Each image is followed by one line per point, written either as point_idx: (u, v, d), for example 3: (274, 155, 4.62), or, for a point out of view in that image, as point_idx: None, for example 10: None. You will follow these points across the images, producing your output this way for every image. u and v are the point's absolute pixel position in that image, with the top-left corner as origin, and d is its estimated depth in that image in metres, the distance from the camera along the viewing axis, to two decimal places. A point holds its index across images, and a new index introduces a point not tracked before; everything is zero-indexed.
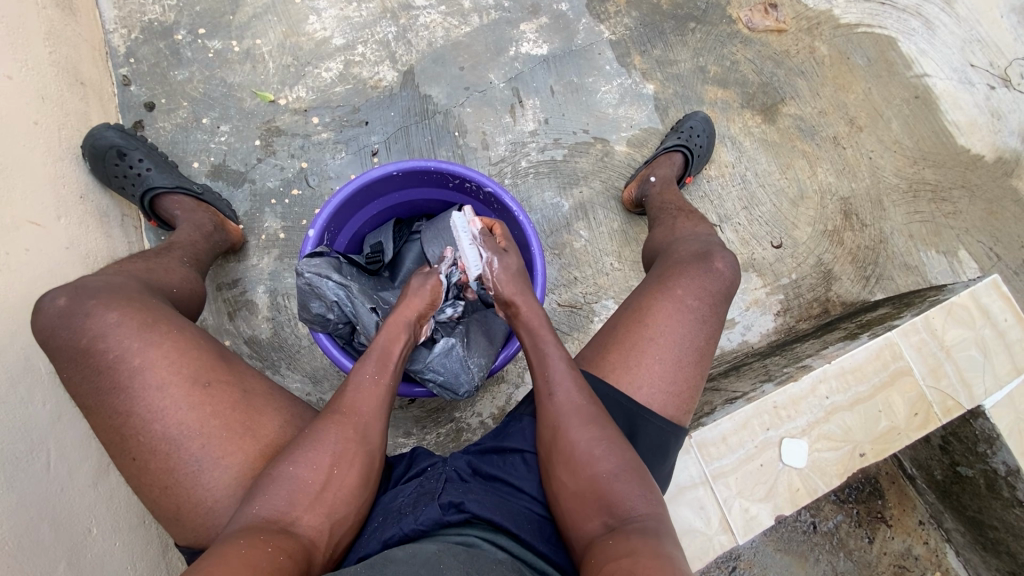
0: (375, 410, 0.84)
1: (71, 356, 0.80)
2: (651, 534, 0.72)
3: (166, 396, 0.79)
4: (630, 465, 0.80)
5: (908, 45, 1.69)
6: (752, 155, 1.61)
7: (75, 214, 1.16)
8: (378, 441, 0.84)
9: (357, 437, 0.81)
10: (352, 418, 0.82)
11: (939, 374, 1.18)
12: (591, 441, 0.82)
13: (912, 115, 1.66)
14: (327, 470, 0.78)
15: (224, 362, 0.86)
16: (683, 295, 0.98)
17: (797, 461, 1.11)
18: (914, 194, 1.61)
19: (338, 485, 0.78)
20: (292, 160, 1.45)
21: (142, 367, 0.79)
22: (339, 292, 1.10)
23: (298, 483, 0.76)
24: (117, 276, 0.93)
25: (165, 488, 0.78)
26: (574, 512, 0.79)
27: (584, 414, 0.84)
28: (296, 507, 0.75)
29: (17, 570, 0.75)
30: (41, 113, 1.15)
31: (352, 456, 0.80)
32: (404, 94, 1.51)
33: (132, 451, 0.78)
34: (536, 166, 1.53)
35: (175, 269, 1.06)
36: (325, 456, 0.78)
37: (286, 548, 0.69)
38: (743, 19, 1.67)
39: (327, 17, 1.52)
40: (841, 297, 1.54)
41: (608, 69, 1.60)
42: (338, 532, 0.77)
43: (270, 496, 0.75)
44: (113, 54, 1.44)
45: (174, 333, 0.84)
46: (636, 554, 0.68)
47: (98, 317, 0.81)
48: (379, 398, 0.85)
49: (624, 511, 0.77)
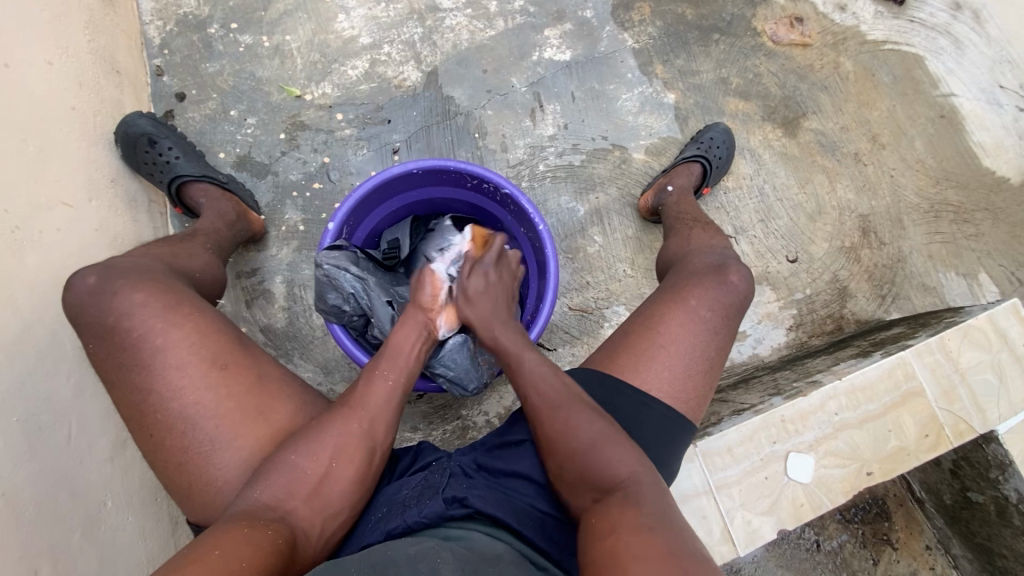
0: (382, 408, 0.86)
1: (98, 332, 0.83)
2: (636, 504, 0.73)
3: (185, 376, 0.81)
4: (610, 432, 0.81)
5: (935, 64, 1.67)
6: (771, 168, 1.61)
7: (106, 198, 1.20)
8: (384, 438, 0.85)
9: (360, 433, 0.83)
10: (358, 413, 0.84)
11: (953, 397, 1.17)
12: (570, 414, 0.82)
13: (936, 134, 1.64)
14: (327, 464, 0.80)
15: (242, 346, 0.88)
16: (695, 305, 0.99)
17: (803, 477, 1.10)
18: (935, 214, 1.60)
19: (336, 478, 0.80)
20: (315, 154, 1.48)
21: (164, 347, 0.82)
22: (356, 284, 1.14)
23: (297, 472, 0.78)
24: (145, 257, 0.96)
25: (180, 465, 0.81)
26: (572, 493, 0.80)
27: (557, 404, 0.84)
28: (292, 496, 0.77)
29: (35, 536, 0.78)
30: (78, 99, 1.19)
31: (354, 450, 0.81)
32: (427, 94, 1.53)
33: (150, 428, 0.81)
34: (553, 170, 1.55)
35: (198, 254, 1.09)
36: (328, 448, 0.81)
37: (280, 534, 0.71)
38: (767, 32, 1.67)
39: (355, 17, 1.55)
40: (855, 314, 1.52)
41: (630, 76, 1.61)
42: (333, 520, 0.78)
43: (270, 483, 0.77)
44: (149, 45, 1.49)
45: (196, 316, 0.86)
46: (616, 531, 0.69)
47: (124, 297, 0.84)
48: (387, 396, 0.87)
49: (609, 481, 0.77)
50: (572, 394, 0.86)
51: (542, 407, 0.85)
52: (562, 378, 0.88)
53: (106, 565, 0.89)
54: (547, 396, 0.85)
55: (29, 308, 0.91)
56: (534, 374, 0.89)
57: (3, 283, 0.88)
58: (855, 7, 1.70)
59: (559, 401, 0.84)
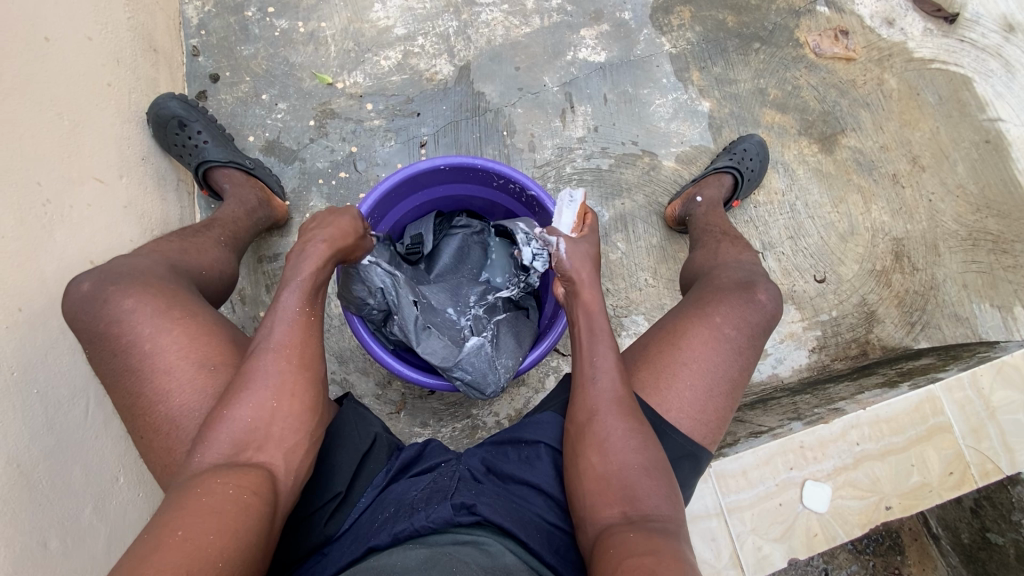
0: (300, 334, 0.81)
1: (92, 337, 0.84)
2: (670, 539, 0.73)
3: (172, 380, 0.81)
4: (651, 464, 0.80)
5: (983, 86, 1.62)
6: (804, 185, 1.57)
7: (136, 176, 1.21)
8: (318, 364, 0.82)
9: (292, 369, 0.78)
10: (283, 352, 0.79)
11: (981, 435, 1.12)
12: (611, 422, 0.82)
13: (980, 160, 1.59)
14: (270, 408, 0.76)
15: (234, 348, 0.87)
16: (721, 322, 0.96)
17: (818, 506, 1.07)
18: (973, 243, 1.54)
19: (284, 420, 0.76)
20: (343, 143, 1.48)
21: (153, 352, 0.82)
22: (385, 278, 1.11)
23: (240, 424, 0.74)
24: (148, 257, 0.96)
25: (166, 466, 0.79)
26: (597, 506, 0.78)
27: (618, 407, 0.83)
28: (246, 450, 0.74)
29: (48, 509, 0.79)
30: (115, 76, 1.20)
31: (292, 386, 0.78)
32: (458, 88, 1.52)
33: (141, 430, 0.81)
34: (580, 173, 1.52)
35: (209, 249, 1.09)
36: (264, 394, 0.76)
37: (250, 483, 0.70)
38: (811, 43, 1.62)
39: (391, 7, 1.54)
40: (882, 340, 1.48)
41: (665, 82, 1.58)
42: (296, 458, 0.77)
43: (214, 442, 0.73)
44: (187, 25, 1.49)
45: (186, 318, 0.86)
46: (657, 553, 0.69)
47: (116, 302, 0.84)
48: (301, 324, 0.81)
49: (644, 506, 0.77)
50: (632, 400, 0.85)
51: (597, 403, 0.84)
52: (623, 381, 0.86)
53: (114, 541, 0.90)
54: (602, 391, 0.84)
55: (55, 283, 0.92)
56: (598, 363, 0.87)
57: (31, 256, 0.89)
58: (904, 23, 1.64)
59: (615, 398, 0.84)
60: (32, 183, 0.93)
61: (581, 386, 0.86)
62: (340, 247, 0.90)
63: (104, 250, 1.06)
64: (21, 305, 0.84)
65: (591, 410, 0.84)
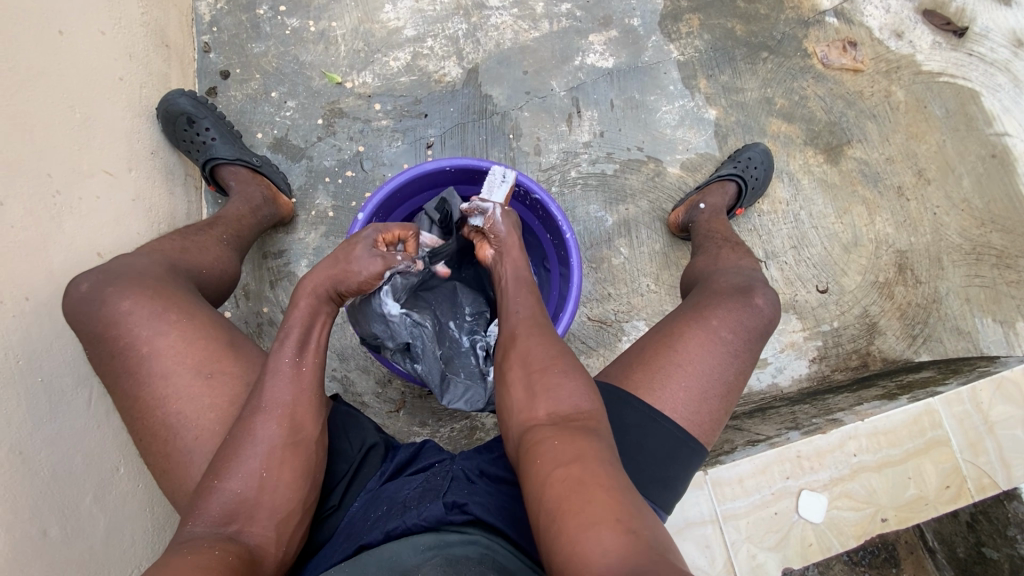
0: (301, 395, 0.80)
1: (91, 337, 0.85)
2: (594, 437, 0.73)
3: (169, 386, 0.83)
4: (575, 374, 0.80)
5: (991, 101, 1.62)
6: (809, 195, 1.57)
7: (145, 169, 1.22)
8: (310, 425, 0.80)
9: (285, 433, 0.77)
10: (274, 414, 0.77)
11: (979, 449, 1.12)
12: (535, 342, 0.85)
13: (985, 174, 1.59)
14: (261, 476, 0.75)
15: (232, 352, 0.88)
16: (716, 325, 0.97)
17: (814, 516, 1.07)
18: (976, 257, 1.54)
19: (276, 487, 0.76)
20: (350, 142, 1.49)
21: (149, 356, 0.84)
22: (412, 328, 1.06)
23: (231, 494, 0.73)
24: (147, 257, 0.96)
25: (165, 471, 0.82)
26: (523, 415, 0.79)
27: (536, 331, 0.86)
28: (235, 517, 0.73)
29: (49, 497, 0.80)
30: (127, 71, 1.22)
31: (282, 454, 0.77)
32: (466, 91, 1.53)
33: (139, 433, 0.84)
34: (585, 177, 1.53)
35: (209, 248, 1.10)
36: (256, 459, 0.75)
37: (231, 552, 0.69)
38: (819, 54, 1.63)
39: (402, 8, 1.56)
40: (883, 352, 1.48)
41: (671, 89, 1.58)
42: (286, 530, 0.76)
43: (205, 510, 0.72)
44: (199, 21, 1.51)
45: (183, 321, 0.87)
46: (581, 459, 0.69)
47: (112, 304, 0.85)
48: (300, 385, 0.80)
49: (567, 407, 0.77)
50: (548, 324, 0.89)
51: (516, 330, 0.88)
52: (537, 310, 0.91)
53: (114, 531, 0.91)
54: (521, 319, 0.89)
55: (62, 274, 0.93)
56: (517, 298, 0.92)
57: (40, 246, 0.90)
58: (913, 35, 1.64)
59: (532, 326, 0.88)
60: (43, 174, 0.94)
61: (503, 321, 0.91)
62: (340, 278, 0.87)
63: (112, 243, 1.07)
64: (29, 294, 0.86)
65: (513, 335, 0.87)
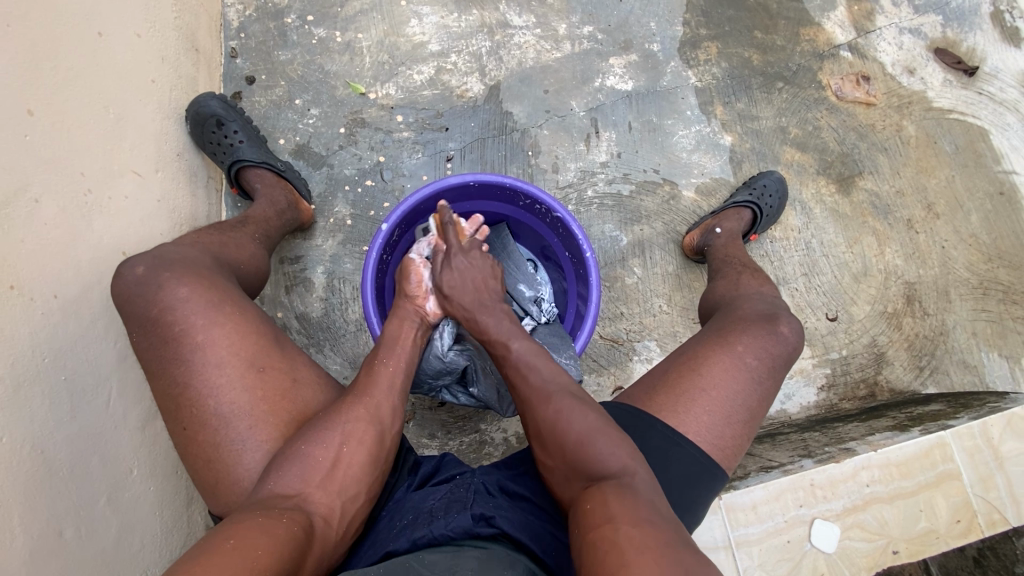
0: (387, 393, 0.90)
1: (142, 322, 0.85)
2: (629, 490, 0.72)
3: (223, 376, 0.83)
4: (601, 427, 0.81)
5: (999, 139, 1.65)
6: (820, 224, 1.59)
7: (171, 170, 1.23)
8: (389, 423, 0.87)
9: (368, 418, 0.85)
10: (366, 400, 0.87)
11: (990, 485, 1.13)
12: (554, 405, 0.84)
13: (993, 211, 1.62)
14: (338, 449, 0.81)
15: (280, 350, 0.90)
16: (742, 351, 0.98)
17: (826, 545, 1.08)
18: (983, 291, 1.56)
19: (349, 462, 0.81)
20: (371, 152, 1.50)
21: (205, 344, 0.83)
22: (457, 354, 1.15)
23: (314, 462, 0.79)
24: (190, 246, 0.97)
25: (208, 461, 0.82)
26: (562, 483, 0.80)
27: (546, 394, 0.86)
28: (308, 485, 0.77)
29: (66, 495, 0.80)
30: (160, 73, 1.23)
31: (364, 437, 0.83)
32: (488, 107, 1.55)
33: (183, 421, 0.83)
34: (601, 197, 1.55)
35: (246, 245, 1.11)
36: (338, 435, 0.82)
37: (297, 521, 0.71)
38: (832, 86, 1.66)
39: (427, 23, 1.58)
40: (890, 383, 1.49)
41: (689, 114, 1.61)
42: (351, 509, 0.80)
43: (286, 473, 0.77)
44: (227, 27, 1.53)
45: (237, 315, 0.87)
46: (615, 519, 0.68)
47: (170, 290, 0.85)
48: (390, 381, 0.91)
49: (602, 469, 0.77)
50: (570, 384, 0.88)
51: (531, 396, 0.87)
52: (556, 372, 0.90)
53: (124, 534, 0.89)
54: (535, 385, 0.88)
55: (89, 272, 0.93)
56: (531, 363, 0.91)
57: (71, 243, 0.91)
58: (925, 72, 1.68)
59: (550, 392, 0.86)
60: (76, 173, 0.95)
61: (519, 380, 0.90)
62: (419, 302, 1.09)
63: (137, 242, 1.07)
64: (57, 291, 0.86)
65: (529, 404, 0.87)
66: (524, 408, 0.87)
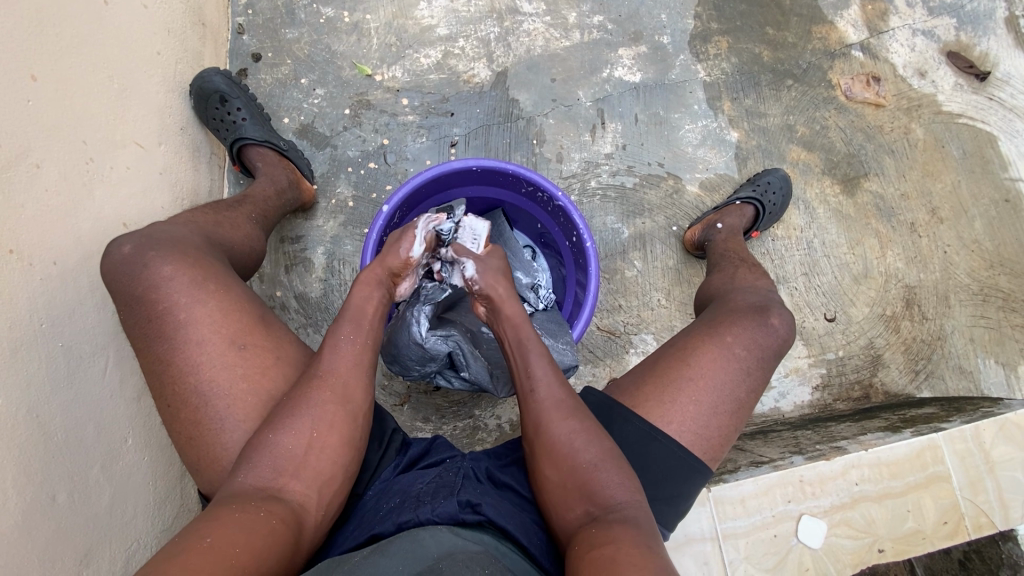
0: (354, 370, 0.87)
1: (128, 299, 0.85)
2: (636, 526, 0.73)
3: (203, 354, 0.84)
4: (609, 456, 0.81)
5: (1007, 146, 1.64)
6: (823, 224, 1.58)
7: (174, 144, 1.23)
8: (360, 401, 0.86)
9: (337, 400, 0.84)
10: (333, 382, 0.85)
11: (978, 489, 1.14)
12: (567, 426, 0.83)
13: (998, 218, 1.61)
14: (311, 436, 0.80)
15: (263, 326, 0.90)
16: (731, 342, 0.98)
17: (812, 541, 1.08)
18: (983, 298, 1.56)
19: (322, 447, 0.81)
20: (375, 135, 1.50)
21: (186, 321, 0.84)
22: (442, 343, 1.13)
23: (287, 448, 0.79)
24: (184, 226, 0.97)
25: (190, 438, 0.83)
26: (560, 497, 0.80)
27: (559, 412, 0.85)
28: (283, 475, 0.77)
29: (60, 462, 0.81)
30: (165, 46, 1.23)
31: (334, 418, 0.83)
32: (493, 93, 1.54)
33: (167, 399, 0.84)
34: (604, 188, 1.54)
35: (241, 224, 1.11)
36: (308, 421, 0.81)
37: (274, 514, 0.72)
38: (842, 86, 1.65)
39: (436, 7, 1.57)
40: (885, 385, 1.49)
41: (696, 108, 1.60)
42: (326, 494, 0.80)
43: (258, 460, 0.78)
44: (235, 3, 1.52)
45: (220, 292, 0.88)
46: (616, 540, 0.71)
47: (154, 268, 0.85)
48: (357, 357, 0.89)
49: (606, 501, 0.78)
50: (577, 402, 0.87)
51: (541, 409, 0.85)
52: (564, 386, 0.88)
53: (118, 503, 0.90)
54: (548, 398, 0.86)
55: (88, 243, 0.93)
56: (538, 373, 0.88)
57: (70, 212, 0.91)
58: (936, 75, 1.66)
59: (563, 408, 0.85)
60: (78, 141, 0.95)
61: (531, 392, 0.87)
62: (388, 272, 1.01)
63: (137, 214, 1.07)
64: (56, 259, 0.86)
65: (537, 417, 0.85)
66: (530, 414, 0.86)
